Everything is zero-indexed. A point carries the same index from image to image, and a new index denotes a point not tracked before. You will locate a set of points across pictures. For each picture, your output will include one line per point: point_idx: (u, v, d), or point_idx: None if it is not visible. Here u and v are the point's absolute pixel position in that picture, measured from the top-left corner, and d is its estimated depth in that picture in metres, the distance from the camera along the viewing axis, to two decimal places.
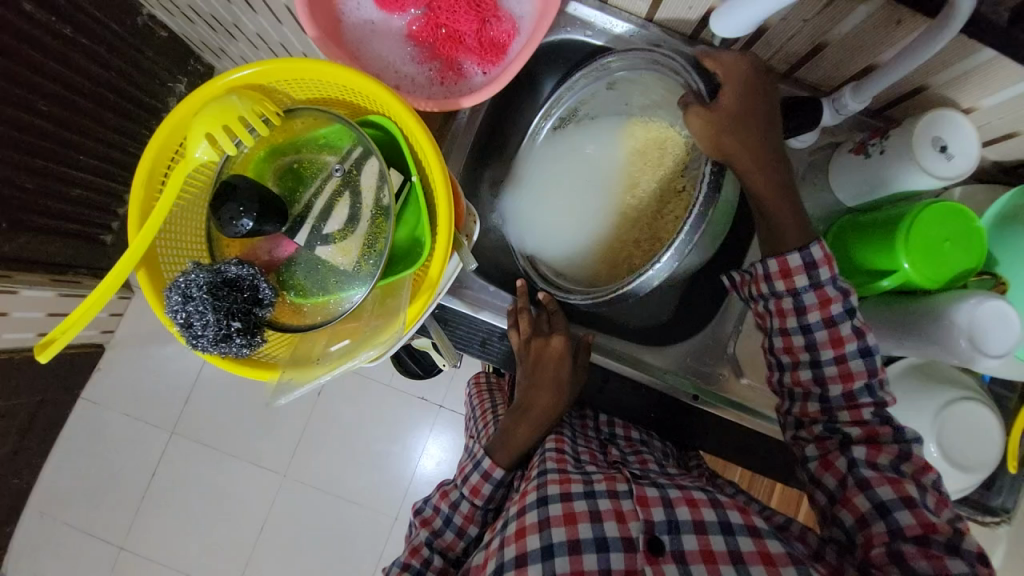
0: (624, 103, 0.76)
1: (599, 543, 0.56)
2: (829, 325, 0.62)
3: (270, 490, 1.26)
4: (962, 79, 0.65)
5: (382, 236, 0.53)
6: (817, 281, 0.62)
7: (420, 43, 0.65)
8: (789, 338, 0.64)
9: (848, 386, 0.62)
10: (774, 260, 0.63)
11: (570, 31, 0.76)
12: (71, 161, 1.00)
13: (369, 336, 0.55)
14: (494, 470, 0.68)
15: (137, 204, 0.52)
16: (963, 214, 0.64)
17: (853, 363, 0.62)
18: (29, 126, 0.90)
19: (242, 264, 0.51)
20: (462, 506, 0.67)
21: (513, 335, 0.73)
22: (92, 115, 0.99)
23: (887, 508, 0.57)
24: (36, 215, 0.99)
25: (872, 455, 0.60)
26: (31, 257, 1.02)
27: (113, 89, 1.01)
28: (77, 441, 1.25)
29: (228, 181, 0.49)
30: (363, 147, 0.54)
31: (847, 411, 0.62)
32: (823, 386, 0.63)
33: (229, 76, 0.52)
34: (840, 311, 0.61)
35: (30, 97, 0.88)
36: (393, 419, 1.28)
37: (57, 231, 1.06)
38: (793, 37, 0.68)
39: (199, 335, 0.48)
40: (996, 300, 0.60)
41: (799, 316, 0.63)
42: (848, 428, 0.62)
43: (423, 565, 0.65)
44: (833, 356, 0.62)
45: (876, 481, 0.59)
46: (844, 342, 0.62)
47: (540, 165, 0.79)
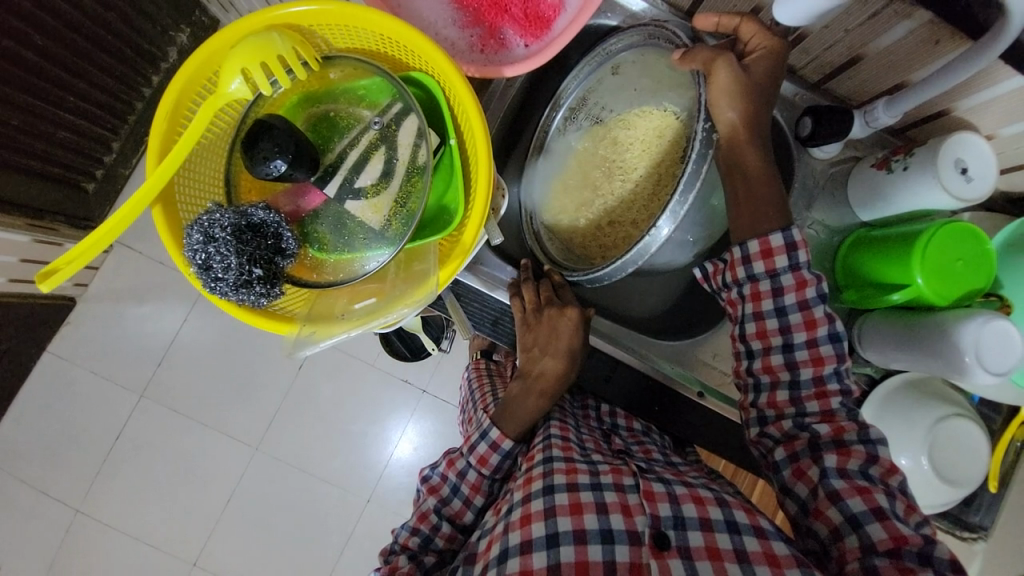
0: (632, 88, 0.73)
1: (604, 534, 0.56)
2: (803, 307, 0.63)
3: (241, 463, 1.22)
4: (988, 106, 0.67)
5: (416, 196, 0.51)
6: (796, 263, 0.63)
7: (464, 8, 0.64)
8: (762, 322, 0.64)
9: (818, 370, 0.62)
10: (755, 242, 0.63)
11: (609, 17, 0.75)
12: (61, 101, 0.94)
13: (395, 297, 0.53)
14: (502, 441, 0.67)
15: (158, 137, 0.49)
16: (976, 235, 0.66)
17: (823, 347, 0.62)
18: (18, 58, 0.84)
19: (269, 209, 0.49)
20: (471, 476, 0.66)
21: (516, 304, 0.72)
22: (87, 54, 0.94)
23: (859, 520, 0.56)
24: (18, 154, 0.93)
25: (842, 462, 0.60)
26: (11, 198, 0.96)
27: (112, 30, 0.95)
28: (38, 396, 1.19)
29: (264, 122, 0.46)
30: (404, 103, 0.52)
31: (816, 401, 0.63)
32: (793, 370, 0.63)
33: (270, 13, 0.49)
34: (814, 294, 0.63)
35: (27, 30, 0.83)
36: (375, 400, 1.25)
37: (42, 175, 1.00)
38: (832, 46, 0.69)
39: (219, 280, 0.46)
40: (1001, 319, 0.61)
41: (777, 296, 0.63)
42: (817, 425, 0.62)
43: (432, 531, 0.64)
44: (805, 339, 0.63)
45: (846, 492, 0.58)
46: (816, 324, 0.63)
47: (548, 153, 0.78)
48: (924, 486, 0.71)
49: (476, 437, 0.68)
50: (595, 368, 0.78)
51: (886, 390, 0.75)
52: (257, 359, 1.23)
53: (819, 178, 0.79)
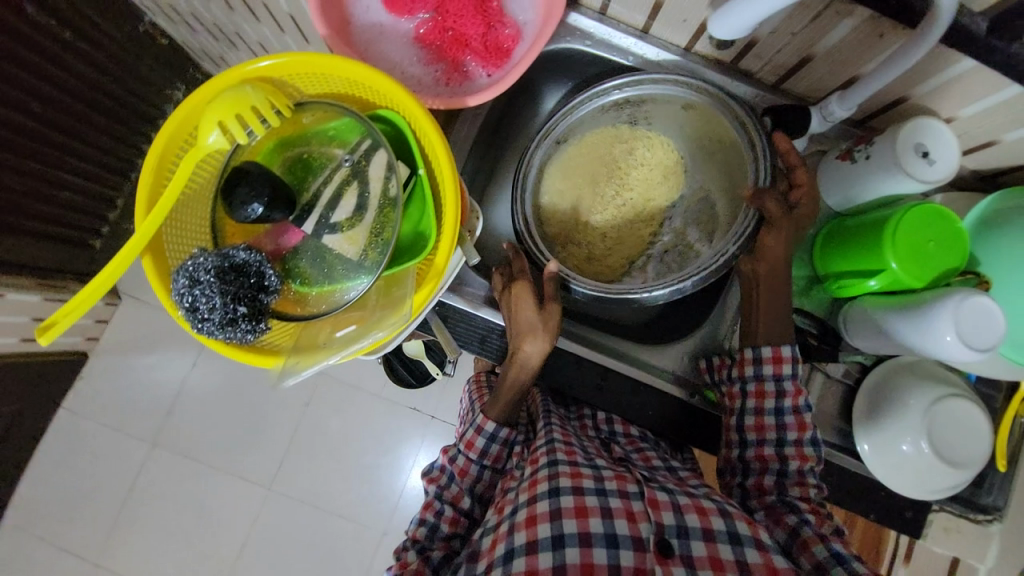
0: (680, 125, 0.83)
1: (610, 539, 0.55)
2: (796, 410, 0.68)
3: (254, 505, 1.23)
4: (941, 90, 0.68)
5: (389, 226, 0.54)
6: (793, 374, 0.69)
7: (426, 46, 0.68)
8: (761, 417, 0.69)
9: (803, 464, 0.67)
10: (768, 347, 0.69)
11: (570, 41, 0.81)
12: (62, 163, 1.00)
13: (374, 322, 0.55)
14: (485, 424, 0.71)
15: (144, 191, 0.52)
16: (947, 217, 0.67)
17: (807, 448, 0.68)
18: (20, 126, 0.89)
19: (250, 249, 0.51)
20: (460, 459, 0.71)
21: (496, 276, 0.75)
22: (86, 117, 1.00)
23: (844, 558, 0.60)
24: (28, 218, 0.98)
25: (819, 522, 0.63)
26: (19, 261, 1.01)
27: (107, 93, 1.01)
28: (53, 452, 1.21)
29: (240, 168, 0.49)
30: (372, 140, 0.55)
31: (797, 487, 0.67)
32: (783, 461, 0.67)
33: (242, 69, 0.53)
34: (805, 402, 0.69)
35: (25, 98, 0.88)
36: (384, 430, 1.26)
37: (50, 236, 1.05)
38: (781, 49, 0.72)
39: (205, 319, 0.48)
40: (982, 296, 0.61)
41: (778, 397, 0.69)
42: (798, 502, 0.66)
43: (436, 517, 0.68)
44: (794, 437, 0.68)
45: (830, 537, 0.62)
46: (805, 427, 0.68)
47: (585, 115, 0.82)
48: (927, 469, 0.70)
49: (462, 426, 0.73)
50: (583, 379, 0.77)
51: (878, 374, 0.76)
52: (266, 397, 1.25)
53: None
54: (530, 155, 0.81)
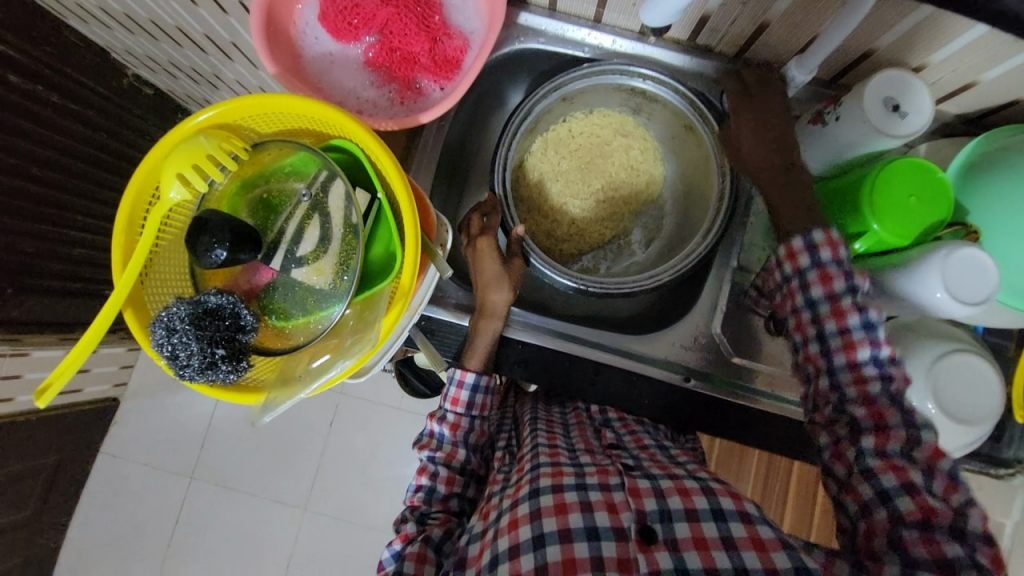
0: (675, 134, 0.84)
1: (590, 531, 0.56)
2: (832, 299, 0.60)
3: (292, 527, 1.27)
4: (905, 41, 0.66)
5: (353, 253, 0.55)
6: (820, 262, 0.61)
7: (377, 69, 0.69)
8: (798, 317, 0.62)
9: (852, 357, 0.59)
10: (780, 246, 0.64)
11: (523, 40, 0.80)
12: (70, 223, 1.02)
13: (348, 348, 0.56)
14: (466, 375, 0.72)
15: (118, 248, 0.54)
16: (927, 169, 0.64)
17: (857, 335, 0.59)
18: (26, 193, 0.91)
19: (222, 293, 0.53)
20: (447, 419, 0.73)
21: (464, 229, 0.74)
22: (86, 175, 1.02)
23: (889, 494, 0.54)
24: (39, 277, 0.98)
25: (879, 443, 0.56)
26: (41, 318, 1.02)
27: (105, 148, 1.04)
28: (98, 496, 1.27)
29: (202, 217, 0.51)
30: (328, 171, 0.56)
31: (855, 385, 0.59)
32: (828, 358, 0.60)
33: (195, 119, 0.55)
34: (843, 286, 0.59)
35: (24, 164, 0.89)
36: (408, 441, 1.29)
37: (77, 292, 1.08)
38: (735, 20, 0.71)
39: (185, 366, 0.50)
40: (969, 247, 0.59)
41: (804, 291, 0.61)
42: (854, 408, 0.58)
43: (432, 479, 0.72)
44: (837, 328, 0.59)
45: (880, 469, 0.55)
46: (856, 346, 0.59)
47: (597, 87, 0.80)
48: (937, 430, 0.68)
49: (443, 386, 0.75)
50: (578, 375, 0.78)
51: None
52: (291, 423, 1.28)
53: None
54: (529, 108, 0.78)
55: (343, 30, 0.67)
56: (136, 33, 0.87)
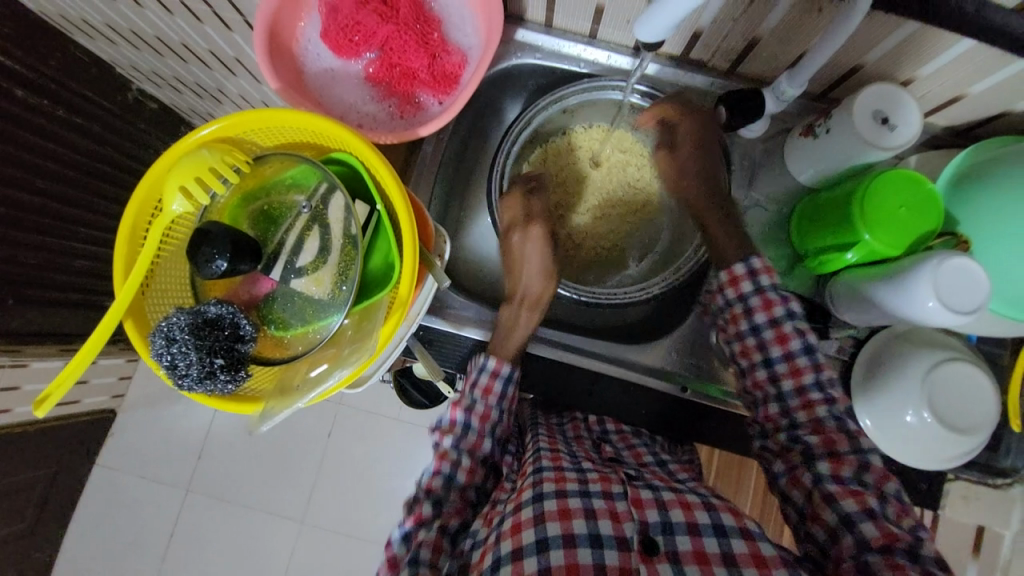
0: None
1: (593, 539, 0.56)
2: (761, 293, 0.68)
3: (289, 540, 1.25)
4: (892, 56, 0.68)
5: (352, 264, 0.56)
6: (762, 287, 0.68)
7: (377, 84, 0.70)
8: (745, 342, 0.69)
9: (785, 347, 0.67)
10: (714, 247, 0.71)
11: (520, 56, 0.82)
12: (71, 233, 1.03)
13: (345, 358, 0.56)
14: (501, 367, 0.70)
15: (120, 258, 0.55)
16: (917, 180, 0.65)
17: (786, 325, 0.67)
18: (29, 205, 0.92)
19: (221, 303, 0.54)
20: (476, 407, 0.69)
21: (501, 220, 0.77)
22: (87, 186, 1.03)
23: (853, 520, 0.58)
24: (39, 288, 0.99)
25: (835, 469, 0.62)
26: (40, 330, 1.02)
27: (108, 160, 1.04)
28: (94, 509, 1.26)
29: (203, 228, 0.51)
30: (328, 183, 0.57)
31: (790, 377, 0.66)
32: (777, 382, 0.67)
33: (198, 133, 0.56)
34: (783, 312, 0.68)
35: (28, 176, 0.90)
36: (408, 452, 1.28)
37: (78, 304, 1.08)
38: (728, 36, 0.72)
39: (184, 375, 0.51)
40: (959, 257, 0.60)
41: (748, 317, 0.68)
42: (796, 411, 0.65)
43: (453, 467, 0.66)
44: (781, 353, 0.67)
45: (841, 494, 0.60)
46: (788, 338, 0.67)
47: (600, 100, 0.83)
48: (933, 438, 0.68)
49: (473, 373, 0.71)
50: (576, 385, 0.79)
51: (874, 345, 0.75)
52: (290, 434, 1.28)
53: (755, 154, 0.83)
54: (530, 117, 0.82)
55: (345, 46, 0.67)
56: (142, 48, 0.89)
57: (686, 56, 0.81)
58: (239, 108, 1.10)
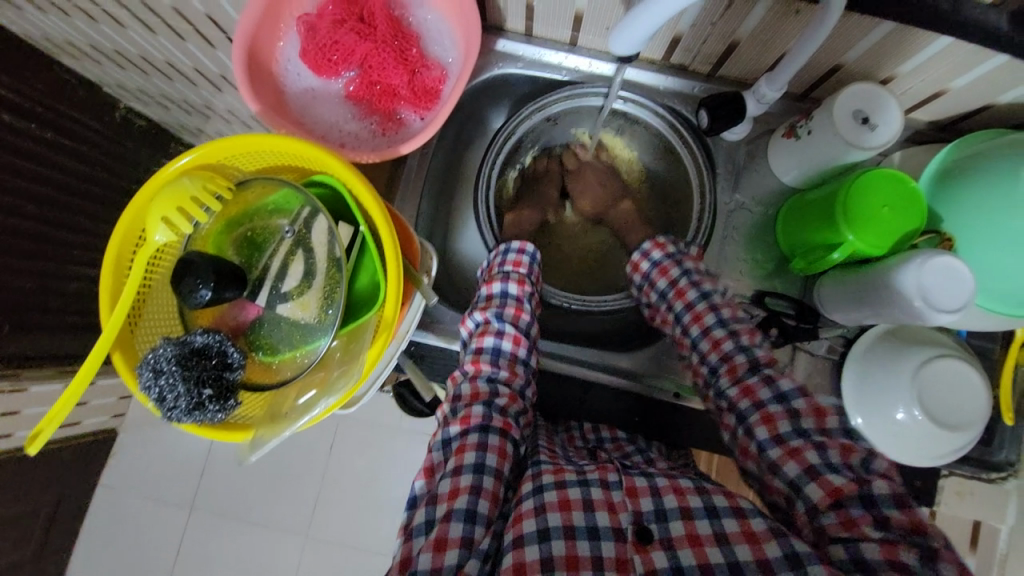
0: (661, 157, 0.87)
1: (591, 531, 0.55)
2: (689, 305, 0.70)
3: (294, 552, 1.26)
4: (871, 55, 0.68)
5: (337, 287, 0.56)
6: (656, 262, 0.75)
7: (358, 101, 0.70)
8: (660, 310, 0.74)
9: (721, 352, 0.66)
10: (632, 267, 0.77)
11: (502, 66, 0.82)
12: (68, 255, 0.99)
13: (334, 383, 0.56)
14: (526, 290, 0.71)
15: (106, 289, 0.55)
16: (899, 180, 0.65)
17: (716, 331, 0.67)
18: (23, 230, 0.89)
19: (208, 332, 0.54)
20: (503, 388, 0.65)
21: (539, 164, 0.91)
22: (80, 209, 1.00)
23: (798, 484, 0.56)
24: (44, 312, 0.96)
25: (772, 430, 0.58)
26: (47, 350, 0.98)
27: (100, 183, 1.02)
28: (99, 529, 1.26)
29: (185, 258, 0.51)
30: (311, 207, 0.57)
31: (728, 374, 0.64)
32: (688, 335, 0.69)
33: (178, 162, 0.56)
34: (677, 272, 0.73)
35: (19, 202, 0.88)
36: (409, 461, 1.29)
37: (82, 325, 1.05)
38: (708, 40, 0.72)
39: (172, 408, 0.51)
40: (943, 255, 0.60)
41: (669, 308, 0.72)
42: (735, 397, 0.62)
43: (491, 396, 0.65)
44: (683, 305, 0.70)
45: (782, 459, 0.57)
46: (722, 342, 0.66)
47: (583, 108, 0.85)
48: (927, 436, 0.68)
49: (491, 355, 0.67)
50: (568, 393, 0.79)
51: (865, 344, 0.75)
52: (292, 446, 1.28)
53: (739, 157, 0.83)
54: (510, 130, 0.83)
55: (324, 65, 0.67)
56: (127, 68, 0.88)
57: (667, 60, 0.81)
58: (226, 124, 1.09)
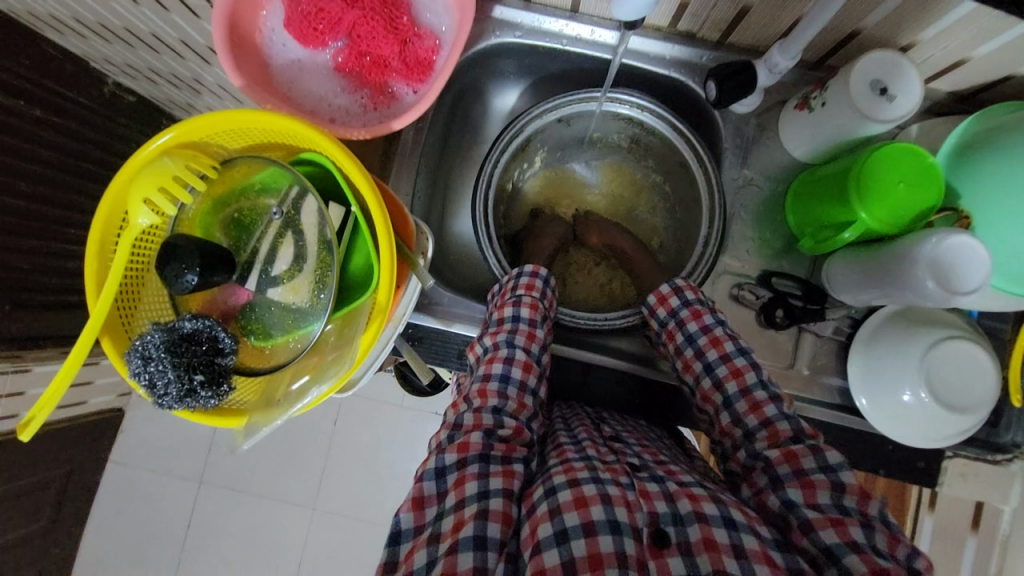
0: (669, 167, 0.84)
1: (612, 525, 0.52)
2: (706, 331, 0.69)
3: (302, 526, 1.28)
4: (891, 20, 0.63)
5: (328, 271, 0.54)
6: (688, 302, 0.71)
7: (348, 74, 0.67)
8: (683, 355, 0.69)
9: (741, 382, 0.64)
10: (652, 296, 0.74)
11: (499, 35, 0.78)
12: (61, 235, 0.97)
13: (327, 367, 0.56)
14: (536, 318, 0.69)
15: (92, 272, 0.54)
16: (917, 155, 0.62)
17: (737, 360, 0.66)
18: (16, 210, 0.88)
19: (197, 317, 0.53)
20: (509, 420, 0.62)
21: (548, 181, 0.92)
22: (74, 186, 0.98)
23: (836, 554, 0.50)
24: (39, 291, 0.94)
25: (809, 496, 0.55)
26: (52, 333, 0.97)
27: (92, 158, 1.00)
28: (112, 504, 1.29)
29: (169, 241, 0.50)
30: (299, 186, 0.55)
31: (751, 413, 0.62)
32: (721, 389, 0.65)
33: (157, 140, 0.53)
34: (712, 320, 0.69)
35: (9, 180, 0.86)
36: (414, 437, 1.30)
37: (79, 304, 1.04)
38: (717, 5, 0.68)
39: (163, 394, 0.50)
40: (962, 235, 0.57)
41: (681, 328, 0.70)
42: (759, 435, 0.61)
43: (494, 426, 0.61)
44: (718, 356, 0.67)
45: (819, 523, 0.53)
46: (741, 372, 0.65)
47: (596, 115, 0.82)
48: (930, 417, 0.67)
49: (499, 382, 0.64)
50: (568, 375, 0.78)
51: (876, 323, 0.73)
52: (297, 425, 1.29)
53: (748, 130, 0.79)
54: (522, 127, 0.79)
55: (310, 35, 0.64)
56: (111, 40, 0.85)
57: (674, 27, 0.76)
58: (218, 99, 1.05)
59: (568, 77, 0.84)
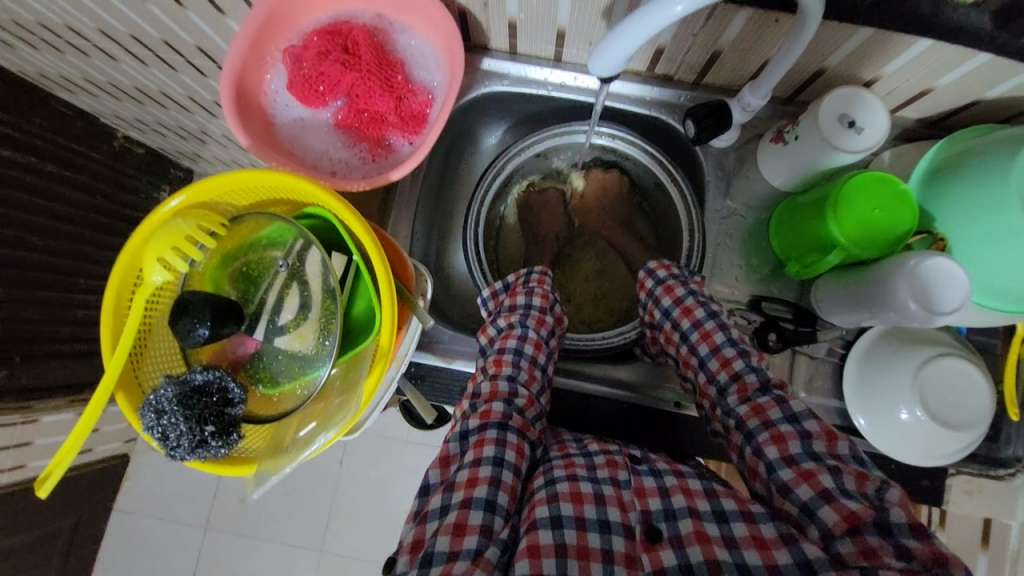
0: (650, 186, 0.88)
1: (602, 524, 0.54)
2: (677, 301, 0.70)
3: (310, 570, 1.26)
4: (853, 58, 0.68)
5: (332, 318, 0.57)
6: (661, 280, 0.73)
7: (347, 129, 0.71)
8: (665, 329, 0.71)
9: (711, 343, 0.65)
10: (641, 273, 0.76)
11: (488, 84, 0.83)
12: (72, 284, 1.00)
13: (332, 414, 0.57)
14: (547, 302, 0.71)
15: (107, 332, 0.56)
16: (888, 181, 0.65)
17: (706, 323, 0.67)
18: (30, 262, 0.91)
19: (207, 369, 0.55)
20: (522, 390, 0.63)
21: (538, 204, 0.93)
22: (84, 239, 1.01)
23: (811, 509, 0.51)
24: (50, 341, 0.96)
25: (782, 451, 0.55)
26: (54, 382, 0.98)
27: (102, 211, 1.04)
28: (117, 554, 1.27)
29: (183, 298, 0.52)
30: (304, 240, 0.58)
31: (722, 369, 0.63)
32: (695, 352, 0.66)
33: (171, 203, 0.56)
34: (684, 291, 0.70)
35: (23, 234, 0.89)
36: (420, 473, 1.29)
37: (90, 352, 1.06)
38: (690, 50, 0.73)
39: (175, 446, 0.51)
40: (937, 257, 0.60)
41: (658, 305, 0.72)
42: (738, 407, 0.60)
43: (510, 396, 0.62)
44: (690, 324, 0.67)
45: (793, 481, 0.53)
46: (711, 334, 0.66)
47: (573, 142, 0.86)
48: (925, 433, 0.68)
49: (513, 355, 0.65)
50: (567, 408, 0.79)
51: (866, 346, 0.74)
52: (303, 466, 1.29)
53: (729, 162, 0.83)
54: (502, 165, 0.84)
55: (312, 96, 0.68)
56: (124, 99, 0.90)
57: (653, 70, 0.81)
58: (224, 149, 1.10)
59: (555, 119, 0.88)
